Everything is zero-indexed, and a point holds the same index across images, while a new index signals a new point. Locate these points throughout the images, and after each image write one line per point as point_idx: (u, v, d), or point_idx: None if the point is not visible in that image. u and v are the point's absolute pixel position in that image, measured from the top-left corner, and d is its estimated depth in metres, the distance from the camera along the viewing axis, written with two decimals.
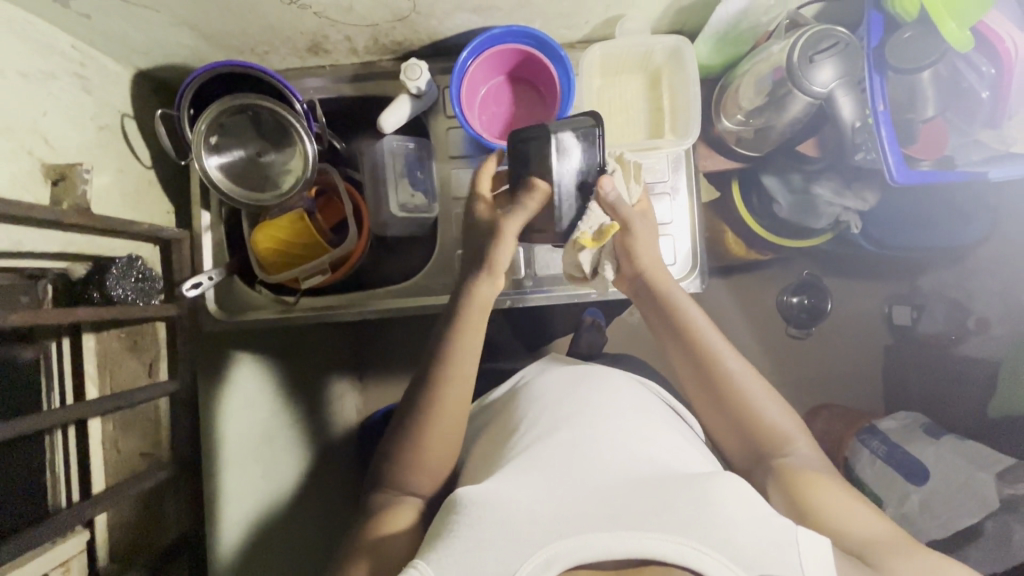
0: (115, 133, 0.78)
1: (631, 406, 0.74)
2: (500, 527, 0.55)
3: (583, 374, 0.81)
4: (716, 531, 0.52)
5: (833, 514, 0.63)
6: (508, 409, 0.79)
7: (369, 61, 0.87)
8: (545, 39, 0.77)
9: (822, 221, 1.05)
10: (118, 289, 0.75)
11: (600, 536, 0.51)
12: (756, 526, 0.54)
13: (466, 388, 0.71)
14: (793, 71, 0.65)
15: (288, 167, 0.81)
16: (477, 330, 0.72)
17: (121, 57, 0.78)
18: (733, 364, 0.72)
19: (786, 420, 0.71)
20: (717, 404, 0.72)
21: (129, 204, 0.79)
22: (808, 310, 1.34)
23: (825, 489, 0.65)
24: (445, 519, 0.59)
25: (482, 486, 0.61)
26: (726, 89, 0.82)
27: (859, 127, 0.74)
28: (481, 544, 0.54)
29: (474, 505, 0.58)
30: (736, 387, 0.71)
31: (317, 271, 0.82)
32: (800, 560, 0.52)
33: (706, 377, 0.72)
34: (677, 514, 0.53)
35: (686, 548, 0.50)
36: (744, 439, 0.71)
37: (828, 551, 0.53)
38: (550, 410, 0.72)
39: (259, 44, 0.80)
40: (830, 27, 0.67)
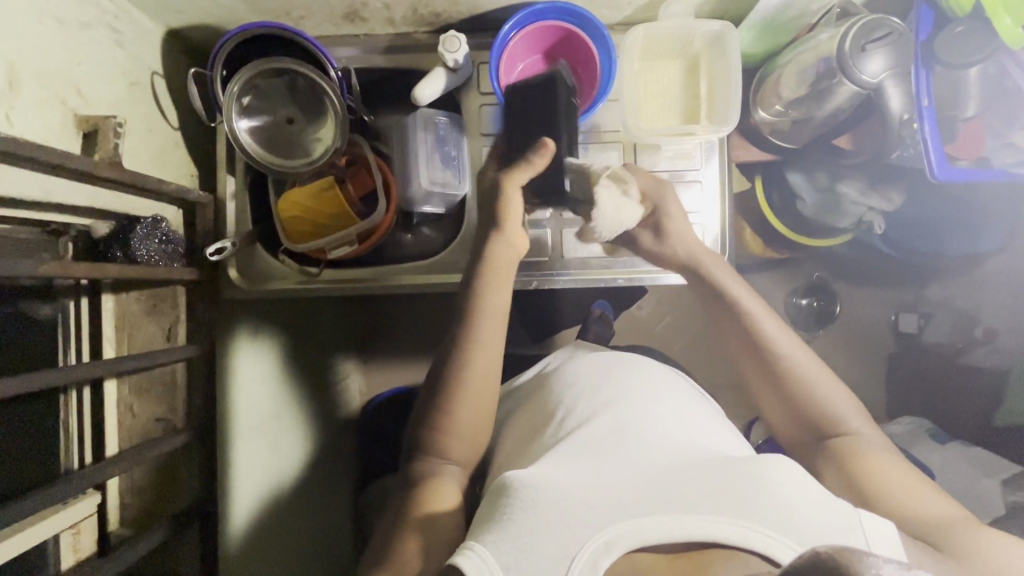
0: (146, 90, 0.76)
1: (658, 393, 0.75)
2: (556, 510, 0.55)
3: (614, 361, 0.82)
4: (779, 513, 0.53)
5: (895, 493, 0.62)
6: (542, 395, 0.79)
7: (404, 33, 0.86)
8: (589, 17, 0.77)
9: (844, 220, 1.04)
10: (142, 249, 0.74)
11: (657, 519, 0.53)
12: (816, 507, 0.54)
13: (495, 367, 0.72)
14: (844, 58, 0.65)
15: (320, 135, 0.80)
16: (497, 300, 0.73)
17: (154, 12, 0.76)
18: (787, 346, 0.73)
19: (844, 398, 0.71)
20: (769, 387, 0.73)
21: (156, 163, 0.77)
22: (816, 312, 1.33)
23: (884, 470, 0.64)
24: (495, 503, 0.58)
25: (531, 471, 0.61)
26: (765, 80, 0.81)
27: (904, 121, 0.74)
28: (539, 529, 0.54)
29: (527, 487, 0.58)
30: (789, 368, 0.72)
31: (343, 242, 0.81)
32: (865, 539, 0.52)
33: (756, 359, 0.74)
34: (737, 495, 0.54)
35: (750, 532, 0.51)
36: (799, 422, 0.71)
37: (893, 533, 0.54)
38: (589, 397, 0.73)
39: (296, 8, 0.78)
40: (884, 16, 0.66)
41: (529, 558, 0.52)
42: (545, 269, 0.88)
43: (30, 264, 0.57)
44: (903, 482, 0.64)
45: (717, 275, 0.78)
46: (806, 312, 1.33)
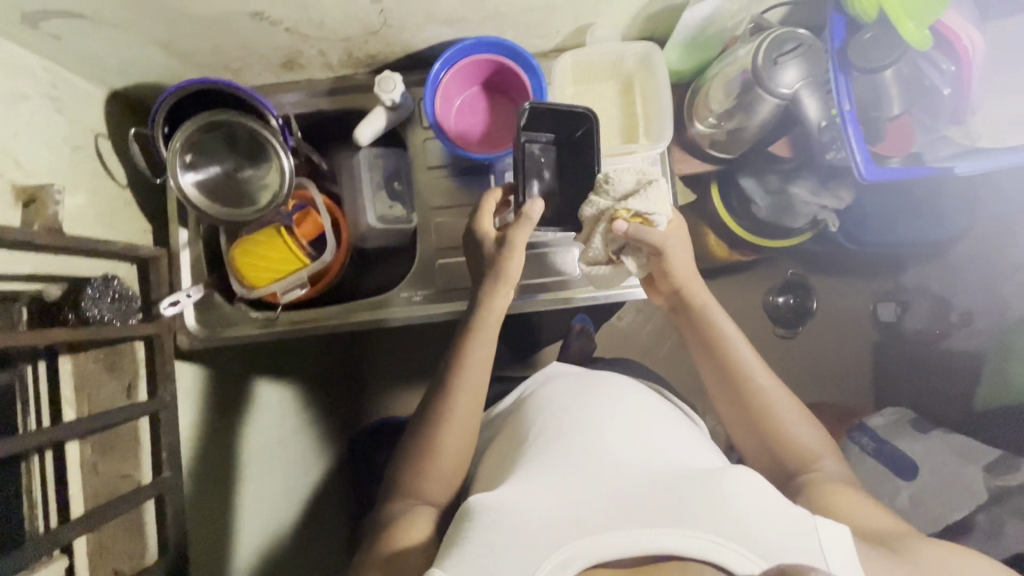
0: (90, 153, 0.78)
1: (631, 408, 0.75)
2: (513, 530, 0.55)
3: (585, 382, 0.82)
4: (733, 523, 0.53)
5: (859, 517, 0.64)
6: (516, 420, 0.79)
7: (344, 75, 0.88)
8: (518, 49, 0.79)
9: (800, 220, 1.06)
10: (92, 309, 0.74)
11: (618, 535, 0.52)
12: (769, 514, 0.55)
13: (477, 406, 0.73)
14: (758, 73, 0.66)
15: (265, 182, 0.81)
16: (483, 341, 0.74)
17: (93, 76, 0.78)
18: (767, 381, 0.76)
19: (815, 438, 0.74)
20: (747, 421, 0.76)
21: (104, 222, 0.79)
22: (793, 309, 1.34)
23: (852, 499, 0.66)
24: (456, 528, 0.59)
25: (492, 492, 0.61)
26: (697, 94, 0.83)
27: (825, 127, 0.75)
28: (501, 551, 0.54)
29: (486, 510, 0.58)
30: (766, 399, 0.75)
31: (295, 285, 0.82)
32: (821, 549, 0.54)
33: (737, 393, 0.76)
34: (692, 508, 0.54)
35: (705, 543, 0.51)
36: (775, 452, 0.74)
37: (847, 539, 0.55)
38: (558, 417, 0.73)
39: (232, 61, 0.80)
40: (791, 29, 0.68)
41: None
42: None
43: None
44: (870, 512, 0.65)
45: (710, 307, 0.79)
46: (782, 311, 1.34)
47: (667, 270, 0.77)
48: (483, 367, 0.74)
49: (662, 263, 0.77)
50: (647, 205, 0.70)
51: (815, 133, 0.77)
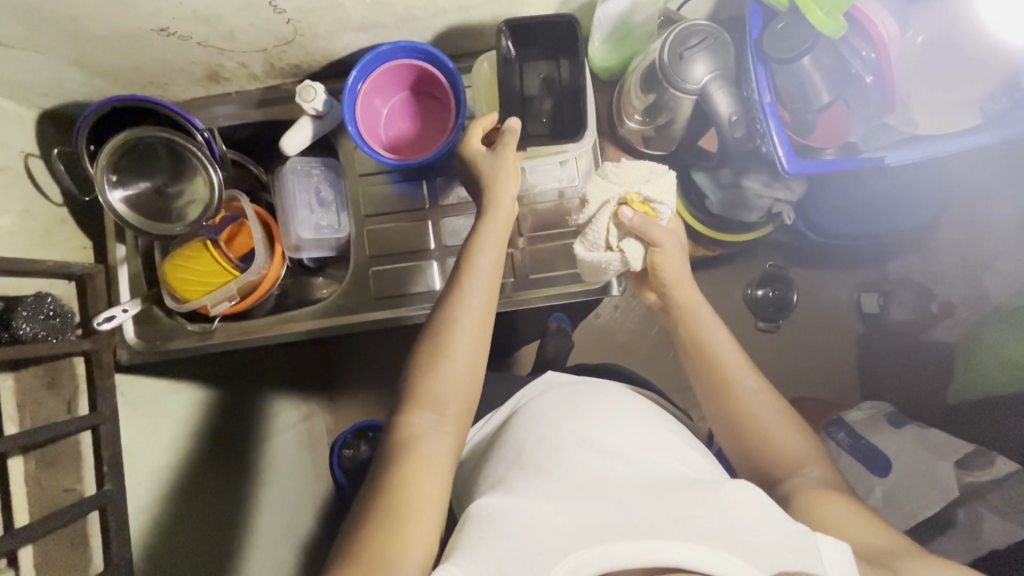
0: (19, 173, 0.79)
1: (627, 411, 0.75)
2: (525, 537, 0.56)
3: (575, 392, 0.79)
4: (736, 538, 0.54)
5: (845, 529, 0.63)
6: (507, 428, 0.78)
7: (273, 86, 0.88)
8: (435, 54, 0.77)
9: (754, 214, 1.05)
10: (24, 327, 0.75)
11: (626, 543, 0.54)
12: (770, 528, 0.56)
13: (484, 330, 0.69)
14: (664, 70, 0.64)
15: (193, 197, 0.81)
16: (484, 279, 0.69)
17: (20, 98, 0.79)
18: (753, 385, 0.76)
19: (803, 443, 0.73)
20: (736, 426, 0.75)
21: (37, 240, 0.80)
22: (775, 302, 1.30)
23: (840, 509, 0.66)
24: (464, 530, 0.60)
25: (502, 498, 0.62)
26: (622, 90, 0.81)
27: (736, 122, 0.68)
28: (512, 555, 0.55)
29: (498, 516, 0.59)
30: (749, 403, 0.75)
31: (224, 297, 0.82)
32: (819, 559, 0.56)
33: (727, 396, 0.76)
34: (697, 522, 0.56)
35: (710, 556, 0.52)
36: (761, 457, 0.73)
37: (845, 550, 0.58)
38: (554, 423, 0.72)
39: (156, 77, 0.81)
40: (694, 22, 0.65)
41: None
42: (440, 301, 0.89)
43: None
44: (852, 515, 0.65)
45: (696, 308, 0.79)
46: (764, 303, 1.30)
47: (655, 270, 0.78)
48: (485, 307, 0.69)
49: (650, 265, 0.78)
50: (656, 194, 0.73)
51: (726, 129, 0.69)
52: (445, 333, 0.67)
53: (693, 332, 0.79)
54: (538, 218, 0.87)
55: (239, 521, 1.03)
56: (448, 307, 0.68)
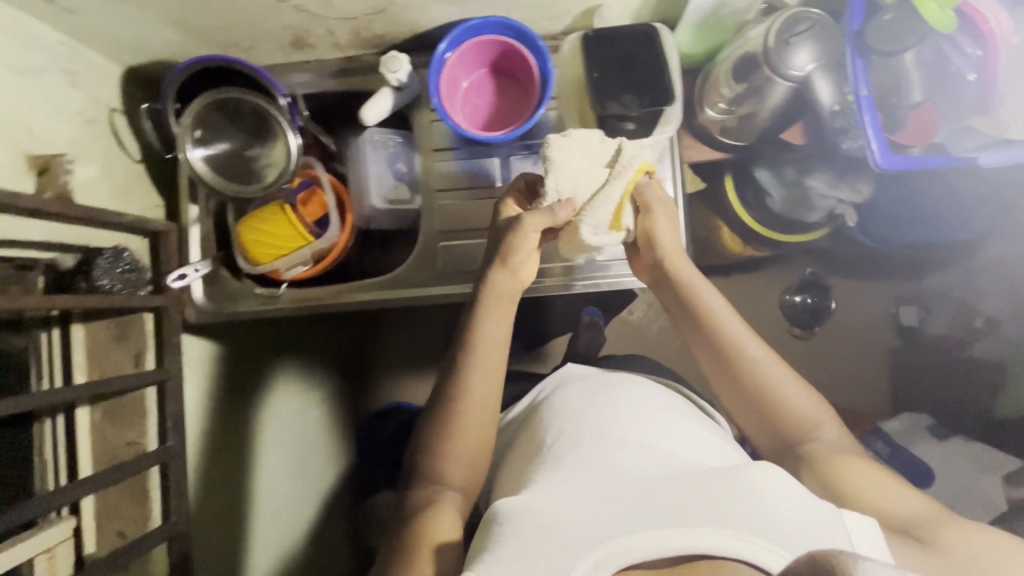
0: (103, 127, 0.80)
1: (648, 407, 0.75)
2: (547, 536, 0.54)
3: (598, 383, 0.82)
4: (764, 521, 0.53)
5: (868, 496, 0.63)
6: (533, 420, 0.80)
7: (353, 56, 0.88)
8: (525, 31, 0.77)
9: (815, 214, 1.04)
10: (103, 278, 0.77)
11: (649, 532, 0.52)
12: (802, 509, 0.55)
13: (492, 394, 0.72)
14: (769, 55, 0.65)
15: (271, 161, 0.82)
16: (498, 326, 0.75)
17: (109, 53, 0.80)
18: (760, 358, 0.73)
19: (814, 406, 0.72)
20: (746, 399, 0.73)
21: (116, 196, 0.81)
22: (812, 310, 1.30)
23: (857, 470, 0.66)
24: (485, 535, 0.57)
25: (521, 496, 0.60)
26: (708, 79, 0.80)
27: (839, 112, 0.73)
28: (527, 551, 0.53)
29: (516, 517, 0.57)
30: (752, 371, 0.72)
31: (298, 262, 0.84)
32: (848, 538, 0.54)
33: (731, 369, 0.73)
34: (722, 506, 0.54)
35: (738, 540, 0.51)
36: (771, 428, 0.72)
37: (875, 530, 0.55)
38: (576, 419, 0.73)
39: (242, 39, 0.81)
40: (806, 9, 0.66)
41: None
42: None
43: None
44: (871, 478, 0.65)
45: (696, 284, 0.77)
46: (802, 312, 1.30)
47: (654, 242, 0.77)
48: (501, 353, 0.74)
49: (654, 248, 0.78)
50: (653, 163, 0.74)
51: (828, 119, 0.74)
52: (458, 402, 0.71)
53: (694, 299, 0.76)
54: None
55: (276, 492, 1.03)
56: (459, 379, 0.72)
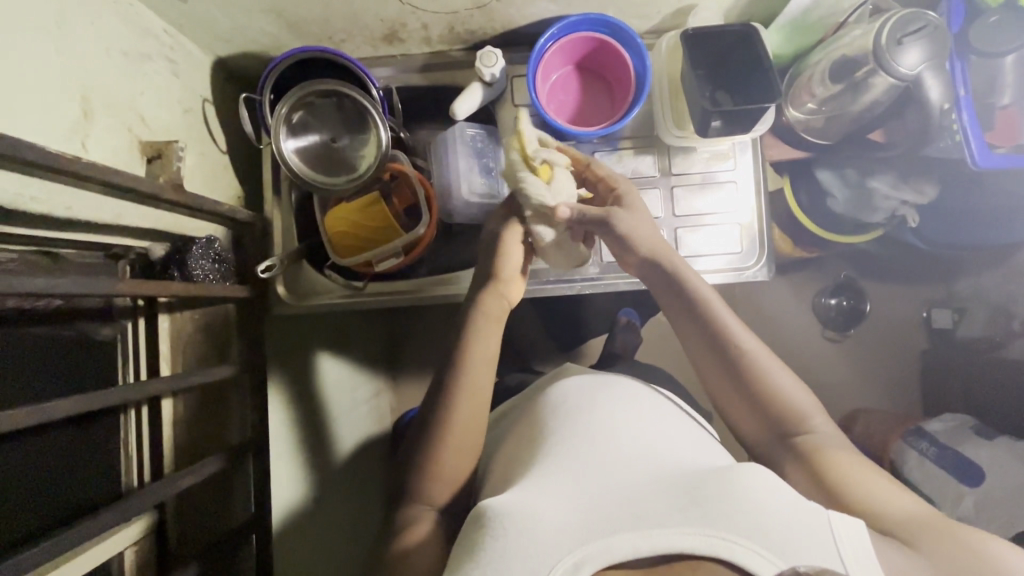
0: (197, 117, 0.79)
1: (648, 411, 0.75)
2: (528, 537, 0.55)
3: (595, 381, 0.81)
4: (749, 520, 0.54)
5: (864, 495, 0.64)
6: (527, 416, 0.80)
7: (439, 51, 0.89)
8: (623, 27, 0.79)
9: (877, 215, 1.02)
10: (198, 268, 0.75)
11: (629, 536, 0.53)
12: (788, 508, 0.56)
13: (479, 408, 0.72)
14: (881, 53, 0.67)
15: (363, 152, 0.81)
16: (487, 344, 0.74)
17: (204, 42, 0.79)
18: (759, 355, 0.73)
19: (805, 396, 0.73)
20: (741, 395, 0.73)
21: (207, 185, 0.80)
22: (846, 312, 1.37)
23: (848, 464, 0.67)
24: (473, 533, 0.59)
25: (508, 495, 0.61)
26: (797, 78, 0.82)
27: (946, 112, 0.73)
28: (515, 554, 0.54)
29: (501, 517, 0.58)
30: (752, 367, 0.72)
31: (389, 255, 0.82)
32: (834, 544, 0.54)
33: (725, 361, 0.73)
34: (705, 506, 0.55)
35: (715, 540, 0.52)
36: (766, 423, 0.72)
37: (861, 534, 0.56)
38: (570, 413, 0.72)
39: (338, 32, 0.82)
40: (920, 10, 0.67)
41: None
42: (585, 274, 0.90)
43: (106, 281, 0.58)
44: (861, 476, 0.66)
45: (683, 271, 0.76)
46: (834, 312, 1.37)
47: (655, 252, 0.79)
48: (487, 372, 0.73)
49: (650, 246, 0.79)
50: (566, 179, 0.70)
51: (934, 117, 0.74)
52: (447, 429, 0.70)
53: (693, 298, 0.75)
54: (691, 199, 0.88)
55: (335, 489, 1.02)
56: (454, 410, 0.71)
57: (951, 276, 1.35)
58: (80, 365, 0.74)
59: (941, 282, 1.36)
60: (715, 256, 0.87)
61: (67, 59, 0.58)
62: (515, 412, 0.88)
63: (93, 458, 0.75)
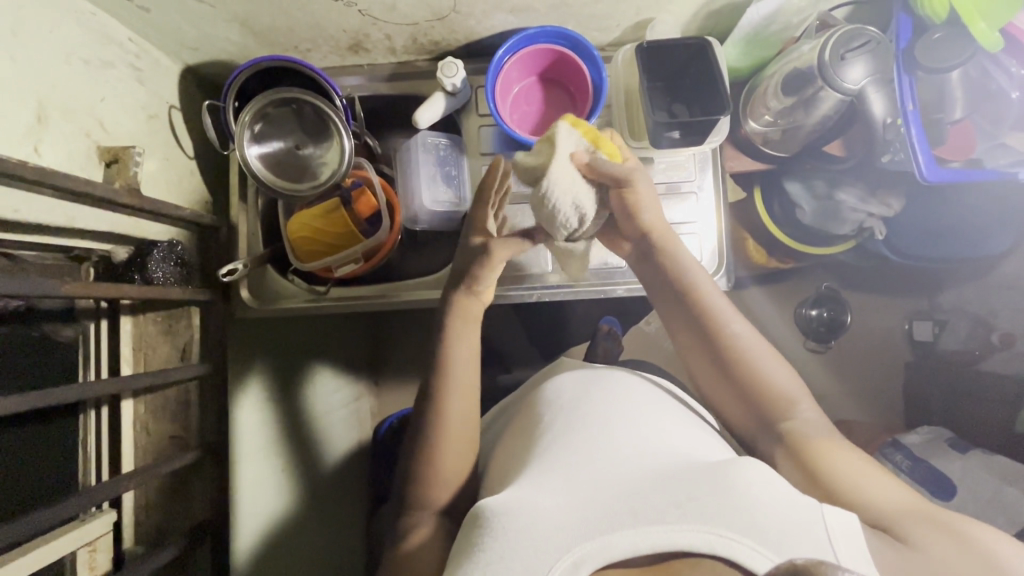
0: (163, 123, 0.81)
1: (639, 403, 0.76)
2: (526, 537, 0.55)
3: (593, 375, 0.83)
4: (745, 516, 0.53)
5: (852, 487, 0.63)
6: (527, 410, 0.82)
7: (405, 61, 0.90)
8: (579, 40, 0.80)
9: (845, 227, 0.99)
10: (158, 270, 0.76)
11: (624, 533, 0.53)
12: (785, 503, 0.55)
13: (466, 405, 0.73)
14: (825, 69, 0.69)
15: (326, 159, 0.83)
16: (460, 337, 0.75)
17: (171, 51, 0.81)
18: (748, 343, 0.74)
19: (794, 386, 0.73)
20: (732, 387, 0.74)
21: (172, 190, 0.82)
22: (826, 323, 1.34)
23: (834, 453, 0.67)
24: (471, 535, 0.59)
25: (506, 496, 0.62)
26: (754, 91, 0.84)
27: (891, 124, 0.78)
28: (510, 554, 0.55)
29: (499, 516, 0.58)
30: (741, 354, 0.73)
31: (349, 260, 0.83)
32: (825, 530, 0.54)
33: (717, 353, 0.74)
34: (701, 503, 0.55)
35: (711, 537, 0.51)
36: (756, 412, 0.73)
37: (853, 524, 0.55)
38: (565, 413, 0.74)
39: (303, 41, 0.83)
40: (861, 26, 0.70)
41: None
42: (546, 282, 0.90)
43: (56, 283, 0.59)
44: (857, 468, 0.65)
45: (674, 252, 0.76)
46: (815, 323, 1.34)
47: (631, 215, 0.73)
48: (471, 369, 0.75)
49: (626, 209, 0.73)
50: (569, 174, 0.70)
51: (879, 130, 0.79)
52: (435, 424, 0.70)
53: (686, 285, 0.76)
54: None
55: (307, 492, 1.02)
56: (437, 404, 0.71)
57: (933, 289, 1.34)
58: (39, 364, 0.75)
59: (923, 294, 1.34)
60: None
61: (21, 66, 0.59)
62: (495, 424, 0.90)
63: (51, 458, 0.75)
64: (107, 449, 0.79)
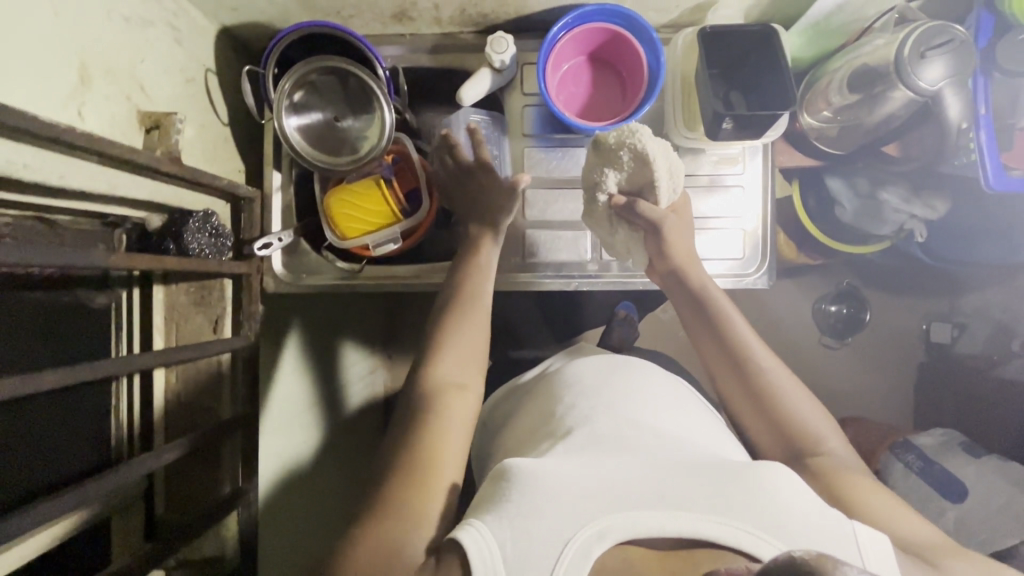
0: (199, 86, 0.78)
1: (661, 395, 0.74)
2: (553, 500, 0.52)
3: (610, 361, 0.80)
4: (772, 516, 0.51)
5: (877, 516, 0.60)
6: (540, 389, 0.80)
7: (450, 33, 0.87)
8: (638, 21, 0.77)
9: (886, 228, 0.94)
10: (194, 242, 0.73)
11: (654, 514, 0.51)
12: (811, 509, 0.54)
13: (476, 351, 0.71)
14: (902, 65, 0.67)
15: (366, 134, 0.80)
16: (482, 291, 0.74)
17: (209, 10, 0.77)
18: (770, 367, 0.73)
19: (820, 417, 0.71)
20: (760, 410, 0.72)
21: (208, 158, 0.79)
22: (846, 319, 1.34)
23: (868, 488, 0.63)
24: (491, 489, 0.56)
25: (532, 458, 0.58)
26: (814, 84, 0.81)
27: (964, 130, 0.76)
28: (536, 515, 0.51)
29: (526, 475, 0.55)
30: (764, 377, 0.72)
31: (389, 239, 0.82)
32: (857, 550, 0.52)
33: (745, 378, 0.72)
34: (730, 498, 0.53)
35: (741, 532, 0.50)
36: (782, 436, 0.70)
37: (885, 546, 0.53)
38: (587, 395, 0.71)
39: (347, 7, 0.80)
40: (946, 23, 0.68)
41: (525, 542, 0.50)
42: (584, 271, 0.87)
43: (101, 255, 0.58)
44: (887, 503, 0.62)
45: (707, 287, 0.77)
46: (833, 319, 1.34)
47: (665, 248, 0.75)
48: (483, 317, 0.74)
49: (660, 241, 0.75)
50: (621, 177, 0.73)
51: (951, 136, 0.77)
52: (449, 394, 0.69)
53: (711, 303, 0.76)
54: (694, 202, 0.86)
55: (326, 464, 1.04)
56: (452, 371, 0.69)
57: (956, 292, 1.32)
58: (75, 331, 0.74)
59: (943, 296, 1.33)
60: (712, 260, 0.86)
61: (65, 23, 0.56)
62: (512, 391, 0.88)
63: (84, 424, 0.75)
64: (141, 415, 0.79)
